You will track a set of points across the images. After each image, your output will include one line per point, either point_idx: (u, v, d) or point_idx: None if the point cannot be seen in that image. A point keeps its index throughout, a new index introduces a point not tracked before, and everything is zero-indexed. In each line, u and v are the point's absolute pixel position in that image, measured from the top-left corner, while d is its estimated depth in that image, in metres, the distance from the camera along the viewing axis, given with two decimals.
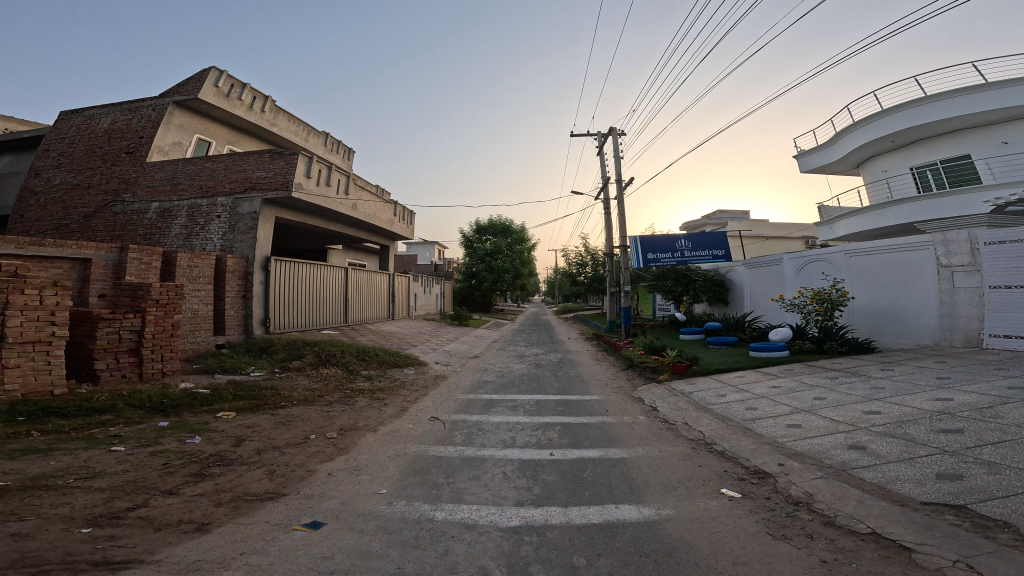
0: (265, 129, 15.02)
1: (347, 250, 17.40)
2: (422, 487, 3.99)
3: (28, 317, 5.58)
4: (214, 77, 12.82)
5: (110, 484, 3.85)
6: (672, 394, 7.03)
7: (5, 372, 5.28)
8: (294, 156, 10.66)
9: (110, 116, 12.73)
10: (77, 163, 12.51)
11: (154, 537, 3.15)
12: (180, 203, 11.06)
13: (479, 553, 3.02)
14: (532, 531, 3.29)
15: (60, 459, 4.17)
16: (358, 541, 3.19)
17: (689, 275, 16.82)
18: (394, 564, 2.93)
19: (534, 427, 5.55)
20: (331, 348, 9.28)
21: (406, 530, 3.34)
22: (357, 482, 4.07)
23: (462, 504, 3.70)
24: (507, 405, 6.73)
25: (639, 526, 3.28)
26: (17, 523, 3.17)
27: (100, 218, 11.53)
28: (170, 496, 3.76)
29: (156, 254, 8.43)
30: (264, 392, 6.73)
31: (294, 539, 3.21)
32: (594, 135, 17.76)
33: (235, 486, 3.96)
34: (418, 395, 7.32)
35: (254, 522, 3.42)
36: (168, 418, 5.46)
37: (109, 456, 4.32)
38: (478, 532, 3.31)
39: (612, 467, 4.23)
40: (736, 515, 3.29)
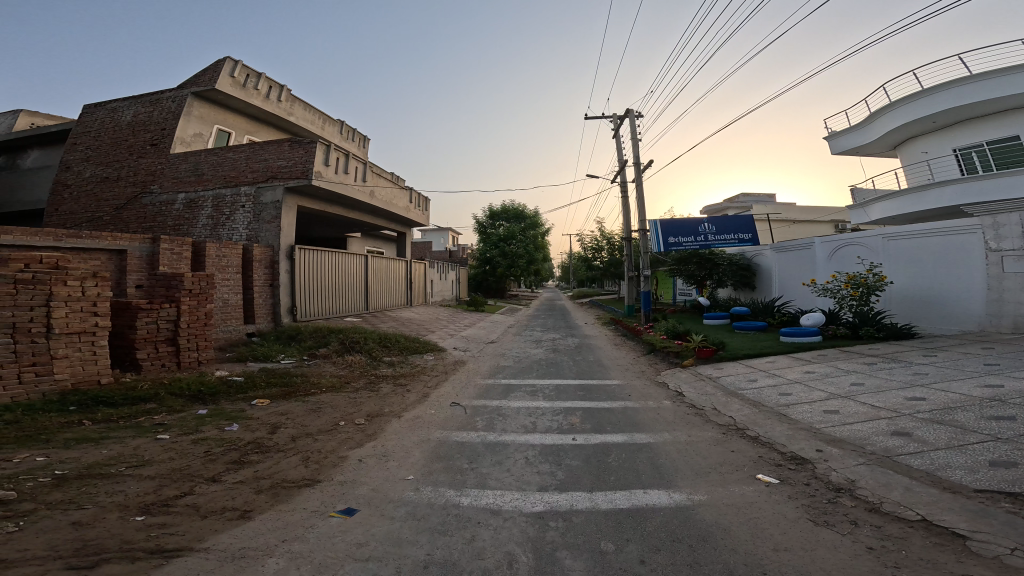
0: (282, 118, 15.44)
1: (365, 238, 17.64)
2: (447, 472, 3.97)
3: (73, 308, 5.72)
4: (230, 68, 13.15)
5: (157, 472, 4.00)
6: (698, 379, 6.86)
7: (54, 363, 5.47)
8: (312, 144, 10.86)
9: (132, 109, 13.23)
10: (104, 156, 13.03)
11: (202, 524, 3.32)
12: (204, 193, 11.41)
13: (505, 539, 3.12)
14: (558, 516, 3.30)
15: (113, 447, 4.30)
16: (390, 528, 3.29)
17: (713, 260, 16.31)
18: (423, 551, 3.02)
19: (555, 412, 5.46)
20: (356, 336, 9.39)
21: (434, 516, 3.39)
22: (385, 468, 4.09)
23: (488, 489, 3.67)
24: (527, 390, 6.65)
25: (670, 512, 3.23)
26: (77, 512, 3.36)
27: (131, 210, 12.06)
28: (212, 483, 3.89)
29: (186, 245, 8.70)
30: (294, 379, 6.87)
31: (331, 527, 3.32)
32: (610, 117, 17.60)
33: (273, 472, 4.04)
34: (437, 380, 7.34)
35: (293, 509, 3.55)
36: (206, 405, 5.60)
37: (154, 444, 4.44)
38: (503, 517, 3.34)
39: (639, 452, 4.10)
40: (775, 501, 3.17)
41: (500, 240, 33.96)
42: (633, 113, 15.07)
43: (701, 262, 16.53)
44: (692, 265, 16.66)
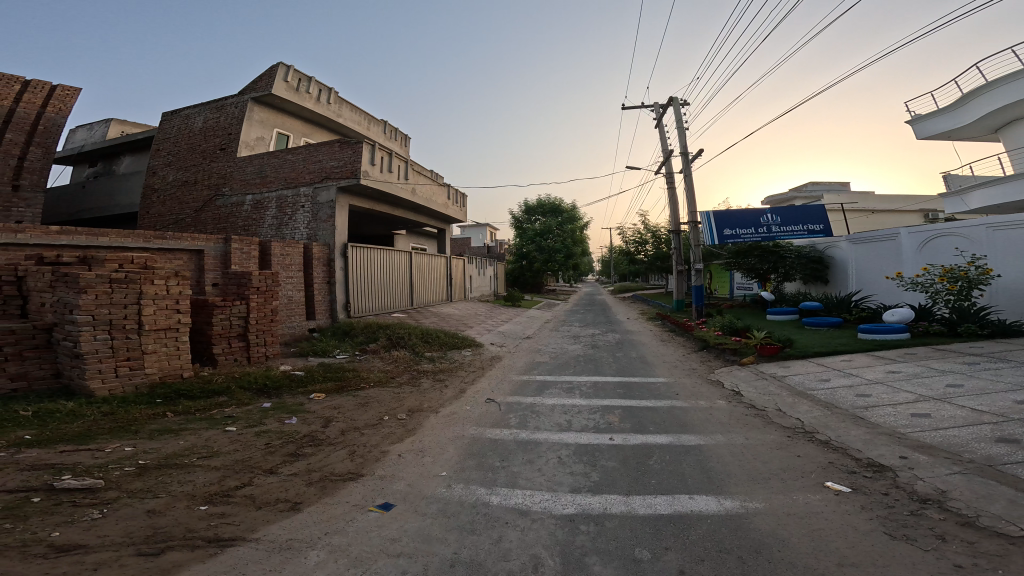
0: (333, 120, 15.40)
1: (410, 236, 18.22)
2: (479, 470, 3.85)
3: (160, 305, 5.75)
4: (284, 72, 13.13)
5: (223, 463, 4.26)
6: (759, 377, 6.20)
7: (145, 358, 5.56)
8: (360, 144, 11.16)
9: (201, 114, 13.52)
10: (183, 160, 13.52)
11: (256, 515, 3.50)
12: (269, 193, 12.09)
13: (532, 542, 2.96)
14: (589, 520, 3.07)
15: (188, 439, 4.66)
16: (421, 524, 3.24)
17: (778, 252, 14.85)
18: (450, 549, 2.97)
19: (593, 410, 5.09)
20: (401, 331, 9.60)
21: (463, 514, 3.29)
22: (421, 464, 4.07)
23: (518, 489, 3.51)
24: (563, 387, 6.28)
25: (717, 521, 2.87)
26: (152, 500, 3.67)
27: (208, 212, 12.81)
28: (270, 475, 4.07)
29: (254, 244, 9.22)
30: (347, 373, 7.08)
31: (368, 522, 3.34)
32: (652, 107, 17.10)
33: (322, 466, 4.16)
34: (475, 375, 7.25)
35: (336, 502, 3.61)
36: (270, 399, 5.87)
37: (223, 436, 4.74)
38: (532, 519, 3.16)
39: (685, 455, 3.72)
40: (845, 512, 2.71)
41: (537, 235, 33.78)
42: (677, 101, 14.48)
43: (762, 254, 15.15)
44: (753, 258, 15.34)
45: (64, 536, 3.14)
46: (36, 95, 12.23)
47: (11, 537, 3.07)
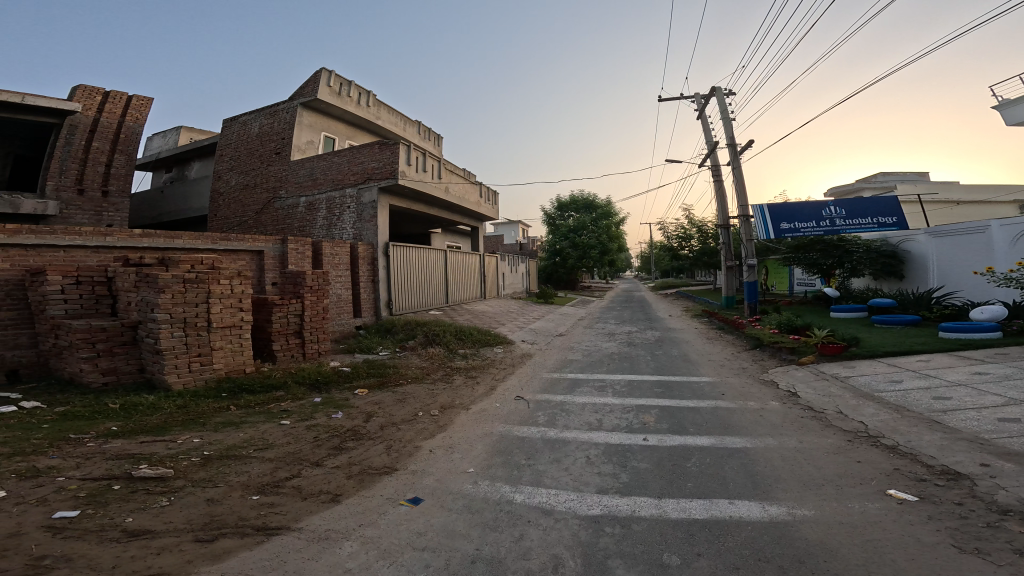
0: (372, 123, 15.85)
1: (447, 234, 18.47)
2: (504, 468, 3.76)
3: (225, 304, 6.19)
4: (326, 77, 13.56)
5: (276, 455, 4.46)
6: (820, 377, 5.69)
7: (213, 353, 6.02)
8: (397, 146, 11.31)
9: (258, 121, 14.08)
10: (244, 165, 14.11)
11: (301, 505, 3.61)
12: (319, 195, 12.45)
13: (554, 541, 2.83)
14: (615, 522, 2.90)
15: (247, 431, 4.95)
16: (447, 520, 3.19)
17: (843, 246, 13.63)
18: (472, 545, 2.91)
19: (627, 410, 4.85)
20: (436, 329, 9.70)
21: (488, 511, 3.21)
22: (450, 460, 4.05)
23: (543, 487, 3.39)
24: (596, 385, 5.99)
25: (760, 527, 2.62)
26: (212, 489, 3.89)
27: (268, 214, 13.32)
28: (316, 467, 4.20)
29: (308, 245, 9.66)
30: (388, 369, 7.29)
31: (396, 516, 3.33)
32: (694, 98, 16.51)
33: (362, 459, 4.25)
34: (505, 373, 7.16)
35: (370, 495, 3.64)
36: (321, 394, 6.13)
37: (278, 429, 5.00)
38: (555, 518, 3.04)
39: (729, 458, 3.50)
40: (908, 522, 2.45)
41: (570, 231, 33.77)
42: (720, 90, 13.87)
43: (826, 249, 14.01)
44: (815, 252, 14.21)
45: (136, 521, 3.39)
46: (115, 103, 12.61)
47: (91, 522, 3.33)
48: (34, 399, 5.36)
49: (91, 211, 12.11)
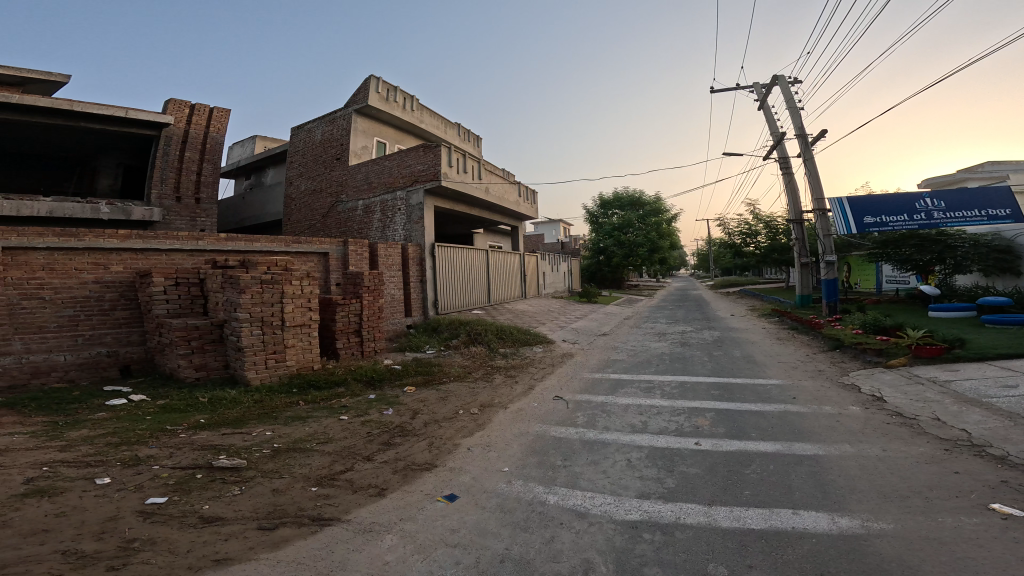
0: (417, 126, 16.41)
1: (486, 233, 18.88)
2: (540, 468, 3.64)
3: (297, 304, 6.65)
4: (375, 84, 14.21)
5: (334, 449, 4.60)
6: (914, 382, 5.11)
7: (287, 350, 6.50)
8: (438, 148, 11.66)
9: (321, 128, 14.90)
10: (310, 170, 15.00)
11: (352, 497, 3.66)
12: (374, 198, 12.94)
13: (586, 545, 2.67)
14: (655, 529, 2.70)
15: (313, 426, 5.19)
16: (478, 518, 3.09)
17: (944, 241, 12.30)
18: (502, 544, 2.79)
19: (677, 412, 4.56)
20: (478, 328, 9.73)
21: (519, 511, 3.09)
22: (486, 458, 3.99)
23: (578, 489, 3.24)
24: (642, 387, 5.66)
25: (829, 540, 2.39)
26: (279, 480, 4.05)
27: (332, 218, 14.06)
28: (367, 461, 4.27)
29: (365, 245, 10.13)
30: (434, 368, 7.41)
31: (432, 512, 3.28)
32: (753, 87, 16.03)
33: (407, 455, 4.29)
34: (544, 372, 7.03)
35: (411, 491, 3.63)
36: (374, 391, 6.33)
37: (337, 425, 5.20)
38: (588, 521, 2.87)
39: (797, 465, 3.25)
40: (1012, 541, 2.20)
41: (615, 228, 33.25)
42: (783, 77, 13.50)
43: (921, 244, 12.62)
44: (908, 247, 12.75)
45: (212, 509, 3.60)
46: (201, 114, 13.15)
47: (176, 509, 3.58)
48: (140, 392, 6.12)
49: (188, 216, 12.86)
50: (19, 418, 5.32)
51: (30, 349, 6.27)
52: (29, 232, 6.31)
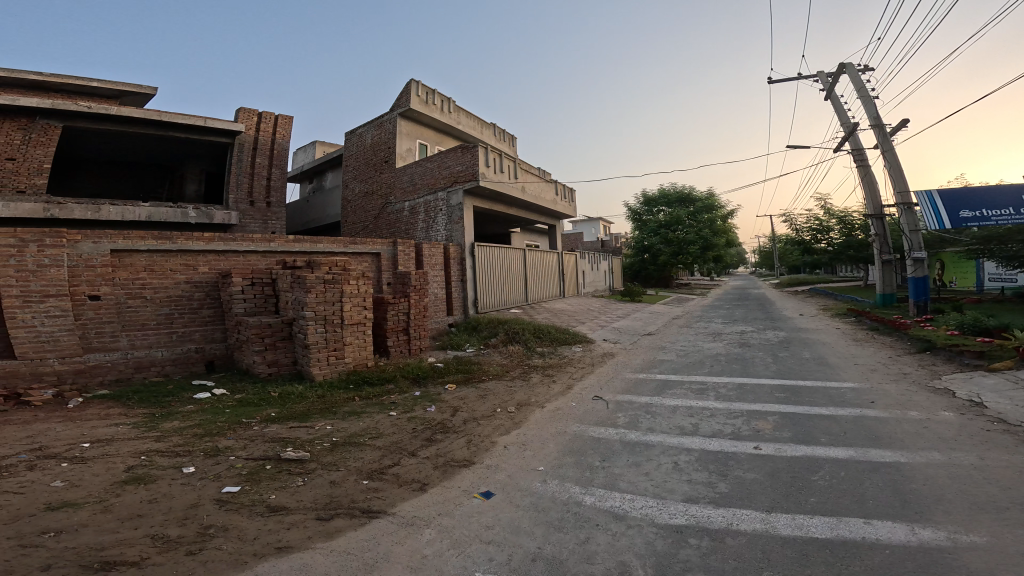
0: (455, 128, 16.58)
1: (525, 233, 19.01)
2: (576, 469, 3.54)
3: (354, 302, 6.93)
4: (416, 88, 14.46)
5: (382, 444, 4.68)
6: (1020, 387, 4.54)
7: (345, 348, 6.78)
8: (475, 148, 11.82)
9: (370, 132, 15.39)
10: (362, 173, 15.56)
11: (396, 491, 3.64)
12: (418, 199, 13.27)
13: (623, 548, 2.51)
14: (701, 534, 2.53)
15: (367, 421, 5.33)
16: (512, 516, 3.00)
17: None
18: (534, 543, 2.68)
19: (734, 415, 4.41)
20: (517, 327, 9.73)
21: (553, 510, 2.98)
22: (522, 457, 3.94)
23: (616, 491, 3.12)
24: (692, 387, 5.62)
25: (907, 552, 2.20)
26: (335, 473, 4.09)
27: (382, 219, 14.50)
28: (412, 456, 4.30)
29: (411, 245, 10.44)
30: (473, 367, 7.50)
31: (469, 508, 3.22)
32: (819, 75, 15.02)
33: (447, 451, 4.30)
34: (583, 372, 7.01)
35: (449, 487, 3.60)
36: (419, 388, 6.50)
37: (387, 421, 5.32)
38: (627, 524, 2.73)
39: (873, 473, 3.02)
40: None
41: (662, 226, 32.14)
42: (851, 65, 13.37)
43: None
44: (1015, 243, 11.30)
45: (277, 499, 3.66)
46: (266, 122, 14.07)
47: (246, 497, 3.67)
48: (222, 386, 6.67)
49: (260, 220, 13.86)
50: (124, 409, 5.93)
51: (135, 345, 7.07)
52: (132, 236, 7.09)
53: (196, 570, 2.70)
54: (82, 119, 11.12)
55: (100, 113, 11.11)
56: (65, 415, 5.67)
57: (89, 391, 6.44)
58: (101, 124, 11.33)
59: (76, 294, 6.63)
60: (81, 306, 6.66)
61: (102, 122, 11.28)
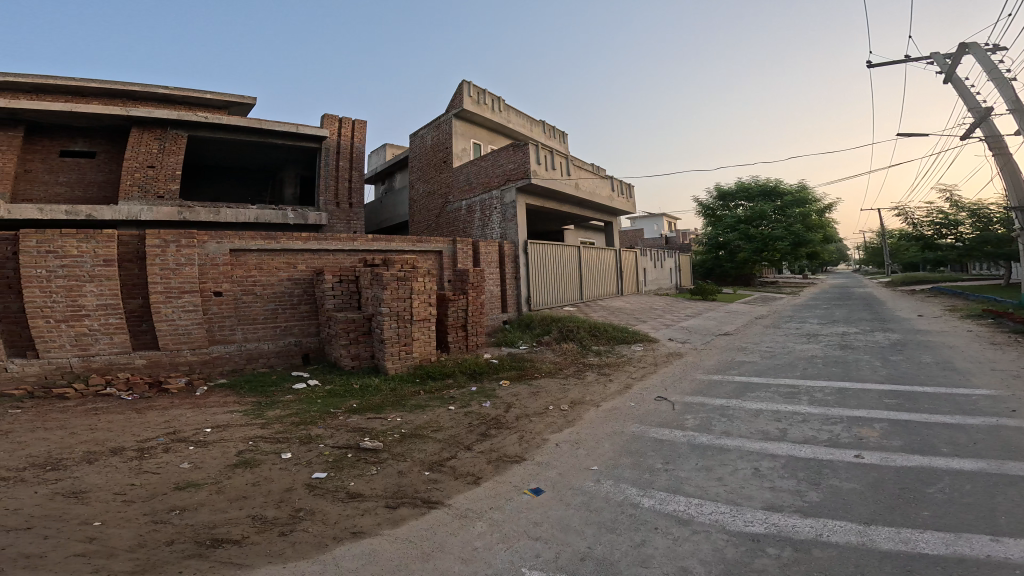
0: (507, 127, 16.75)
1: (577, 230, 18.77)
2: (634, 470, 3.34)
3: (422, 299, 7.15)
4: (468, 89, 14.81)
5: (442, 436, 4.74)
6: None
7: (412, 343, 7.03)
8: (526, 146, 11.84)
9: (429, 134, 15.93)
10: (424, 173, 16.11)
11: (452, 483, 3.64)
12: (474, 199, 13.51)
13: (685, 553, 2.29)
14: (781, 544, 2.27)
15: (432, 414, 5.44)
16: (562, 514, 2.85)
17: None
18: (584, 543, 2.51)
19: (835, 421, 4.03)
20: (572, 324, 9.57)
21: (606, 511, 2.80)
22: (574, 456, 3.79)
23: (680, 495, 2.90)
24: (780, 391, 5.16)
25: None
26: (402, 463, 4.19)
27: (443, 218, 14.91)
28: (468, 450, 4.29)
29: (469, 244, 10.66)
30: (524, 363, 7.47)
31: (518, 503, 3.12)
32: (933, 56, 13.26)
33: (499, 447, 4.25)
34: (644, 372, 6.69)
35: (502, 482, 3.52)
36: (475, 384, 6.59)
37: (446, 414, 5.40)
38: (691, 530, 2.49)
39: (1008, 487, 2.61)
40: None
41: (744, 221, 29.89)
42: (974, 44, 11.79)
43: None
44: None
45: (355, 486, 3.80)
46: (345, 127, 15.17)
47: (333, 484, 3.84)
48: (314, 377, 7.23)
49: (345, 221, 14.93)
50: (237, 397, 6.57)
51: (247, 338, 7.87)
52: (246, 237, 7.92)
53: (286, 551, 2.84)
54: (201, 129, 12.65)
55: (214, 122, 12.58)
56: (193, 401, 6.40)
57: (212, 379, 7.31)
58: (216, 133, 12.82)
59: (205, 290, 7.54)
60: (208, 302, 7.57)
61: (216, 131, 12.77)
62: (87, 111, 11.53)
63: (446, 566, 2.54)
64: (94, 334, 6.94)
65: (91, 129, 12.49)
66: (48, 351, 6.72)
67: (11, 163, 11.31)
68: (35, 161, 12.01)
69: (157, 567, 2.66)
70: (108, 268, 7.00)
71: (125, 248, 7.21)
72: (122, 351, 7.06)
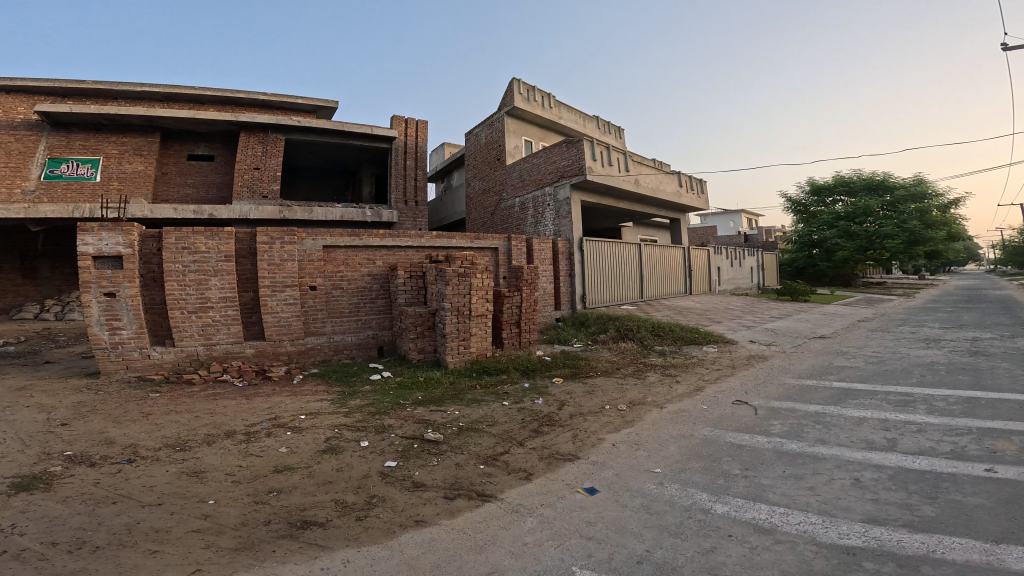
0: (557, 124, 16.64)
1: (637, 227, 18.19)
2: (705, 474, 3.07)
3: (479, 294, 7.20)
4: (519, 86, 14.90)
5: (497, 431, 4.69)
6: None
7: (471, 339, 7.11)
8: (581, 142, 11.67)
9: (483, 133, 16.16)
10: (480, 170, 16.33)
11: (505, 478, 3.57)
12: (527, 196, 13.51)
13: (762, 562, 2.05)
14: (881, 559, 1.97)
15: (493, 409, 5.42)
16: (617, 515, 2.67)
17: None
18: (642, 546, 2.32)
19: (957, 432, 3.46)
20: (631, 323, 9.19)
21: (669, 515, 2.59)
22: (633, 457, 3.57)
23: (761, 502, 2.61)
24: (890, 399, 4.53)
25: None
26: (458, 455, 4.19)
27: (498, 215, 15.00)
28: (520, 446, 4.21)
29: (523, 241, 10.62)
30: (576, 361, 7.30)
31: (571, 502, 2.98)
32: None
33: (551, 444, 4.13)
34: (719, 373, 6.24)
35: (553, 479, 3.40)
36: (527, 380, 6.52)
37: (501, 410, 5.35)
38: (771, 538, 2.22)
39: None
40: None
41: (844, 219, 27.16)
42: None
43: None
44: None
45: (421, 475, 3.84)
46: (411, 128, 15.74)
47: (402, 473, 3.91)
48: (387, 368, 7.53)
49: (412, 219, 15.36)
50: (327, 386, 7.01)
51: (336, 330, 8.41)
52: (334, 235, 8.46)
53: (361, 535, 2.91)
54: (295, 132, 13.90)
55: (306, 126, 13.76)
56: (291, 390, 6.89)
57: (307, 369, 7.89)
58: (308, 134, 14.01)
59: (304, 285, 8.17)
60: (307, 296, 8.21)
61: (307, 133, 13.97)
62: (206, 118, 13.10)
63: (496, 560, 2.46)
64: (217, 325, 7.73)
65: (209, 134, 14.12)
66: (181, 340, 7.59)
67: (152, 165, 13.18)
68: (170, 164, 13.80)
69: (255, 545, 2.83)
70: (228, 263, 7.74)
71: (241, 244, 8.01)
72: (236, 341, 7.80)
